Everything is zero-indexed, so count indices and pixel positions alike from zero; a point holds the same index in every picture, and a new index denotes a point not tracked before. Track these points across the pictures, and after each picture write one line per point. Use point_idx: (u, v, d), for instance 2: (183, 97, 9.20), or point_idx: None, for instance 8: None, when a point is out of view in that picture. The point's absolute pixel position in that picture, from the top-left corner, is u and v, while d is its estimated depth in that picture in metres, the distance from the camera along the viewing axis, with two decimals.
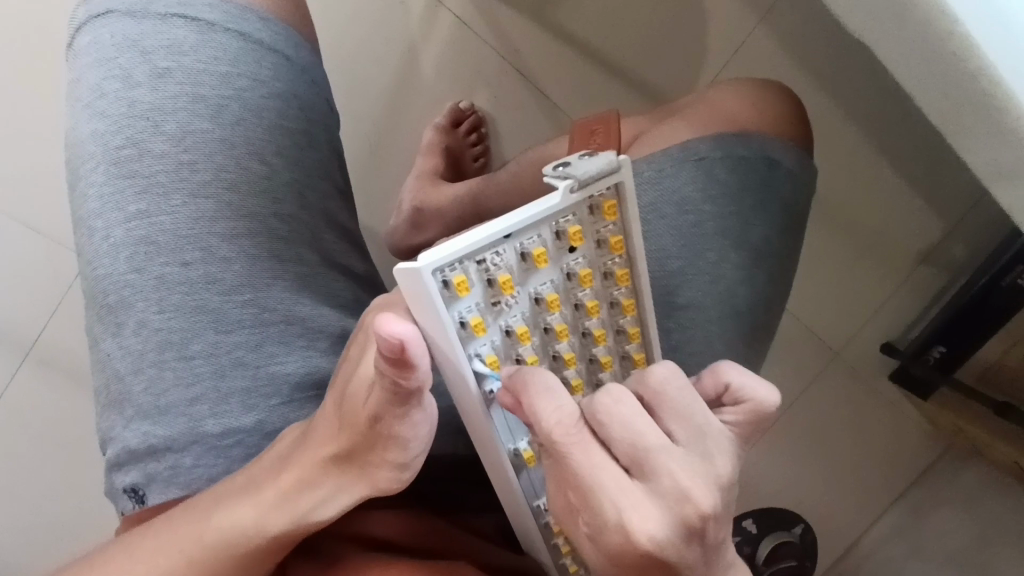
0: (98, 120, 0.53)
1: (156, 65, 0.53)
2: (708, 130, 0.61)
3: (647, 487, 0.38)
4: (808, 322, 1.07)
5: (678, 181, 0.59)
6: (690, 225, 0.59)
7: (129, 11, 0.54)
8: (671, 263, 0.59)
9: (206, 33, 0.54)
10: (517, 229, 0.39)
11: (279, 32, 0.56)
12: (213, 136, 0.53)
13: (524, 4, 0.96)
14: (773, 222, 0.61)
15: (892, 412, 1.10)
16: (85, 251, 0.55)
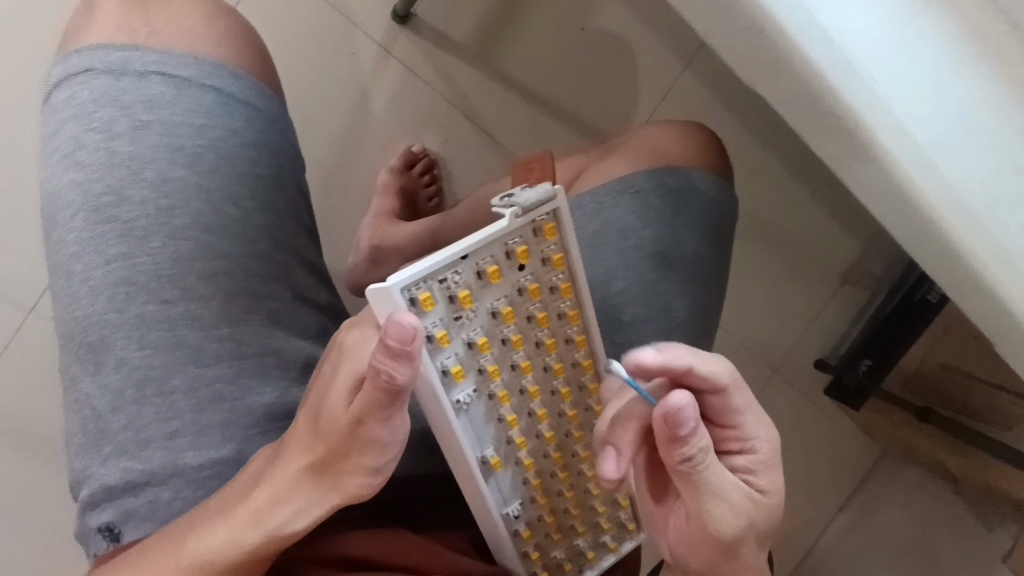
0: (77, 170, 0.56)
1: (136, 119, 0.56)
2: (640, 164, 0.68)
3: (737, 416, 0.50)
4: (745, 339, 1.16)
5: (620, 211, 0.66)
6: (633, 249, 0.66)
7: (108, 69, 0.57)
8: (617, 283, 0.65)
9: (182, 89, 0.57)
10: (472, 249, 0.44)
11: (250, 85, 0.61)
12: (192, 183, 0.56)
13: (469, 55, 1.04)
14: (705, 242, 0.68)
15: (826, 419, 1.20)
16: (60, 293, 0.56)
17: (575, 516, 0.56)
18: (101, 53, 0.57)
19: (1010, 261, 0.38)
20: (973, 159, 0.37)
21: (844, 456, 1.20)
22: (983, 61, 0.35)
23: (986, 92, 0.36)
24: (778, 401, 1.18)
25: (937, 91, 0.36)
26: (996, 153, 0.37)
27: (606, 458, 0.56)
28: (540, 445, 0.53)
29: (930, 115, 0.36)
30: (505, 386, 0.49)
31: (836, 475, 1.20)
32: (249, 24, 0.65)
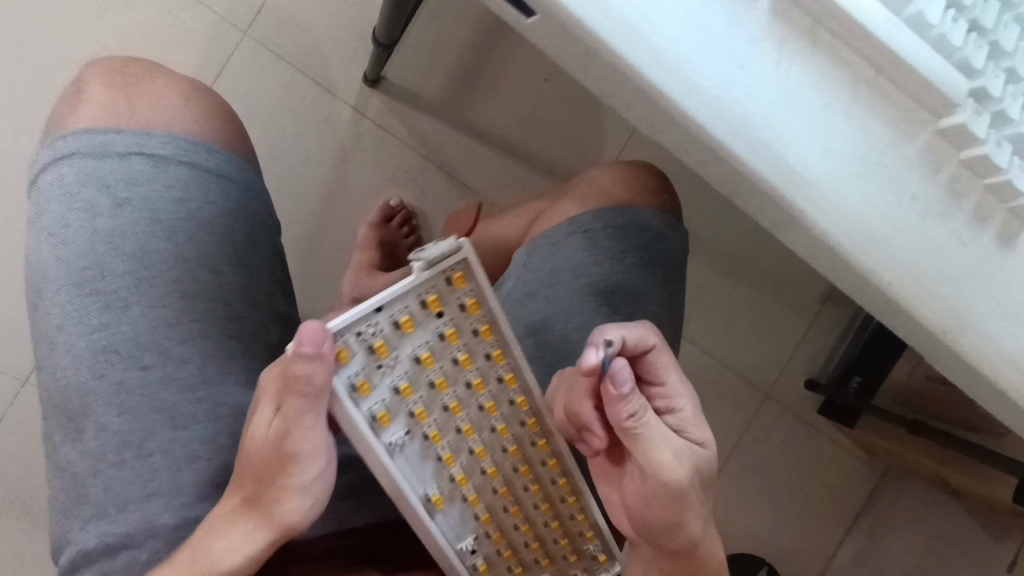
0: (61, 248, 0.59)
1: (117, 197, 0.60)
2: (589, 206, 0.72)
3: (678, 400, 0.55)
4: (725, 363, 1.19)
5: (576, 249, 0.70)
6: (590, 284, 0.69)
7: (91, 153, 0.60)
8: (577, 322, 0.68)
9: (160, 167, 0.62)
10: (386, 303, 0.48)
11: (228, 159, 0.65)
12: (170, 254, 0.60)
13: (437, 110, 1.10)
14: (660, 275, 0.72)
15: (820, 441, 1.22)
16: (47, 363, 0.59)
17: (533, 547, 0.58)
18: (84, 138, 0.61)
19: (908, 277, 0.42)
20: (854, 188, 0.40)
21: (851, 482, 1.22)
22: (853, 102, 0.40)
23: (856, 129, 0.40)
24: (768, 426, 1.21)
25: (828, 128, 0.39)
26: (872, 178, 0.41)
27: (558, 488, 0.58)
28: (485, 481, 0.55)
29: (819, 150, 0.39)
30: (437, 427, 0.52)
31: (833, 499, 1.21)
32: (219, 101, 0.70)
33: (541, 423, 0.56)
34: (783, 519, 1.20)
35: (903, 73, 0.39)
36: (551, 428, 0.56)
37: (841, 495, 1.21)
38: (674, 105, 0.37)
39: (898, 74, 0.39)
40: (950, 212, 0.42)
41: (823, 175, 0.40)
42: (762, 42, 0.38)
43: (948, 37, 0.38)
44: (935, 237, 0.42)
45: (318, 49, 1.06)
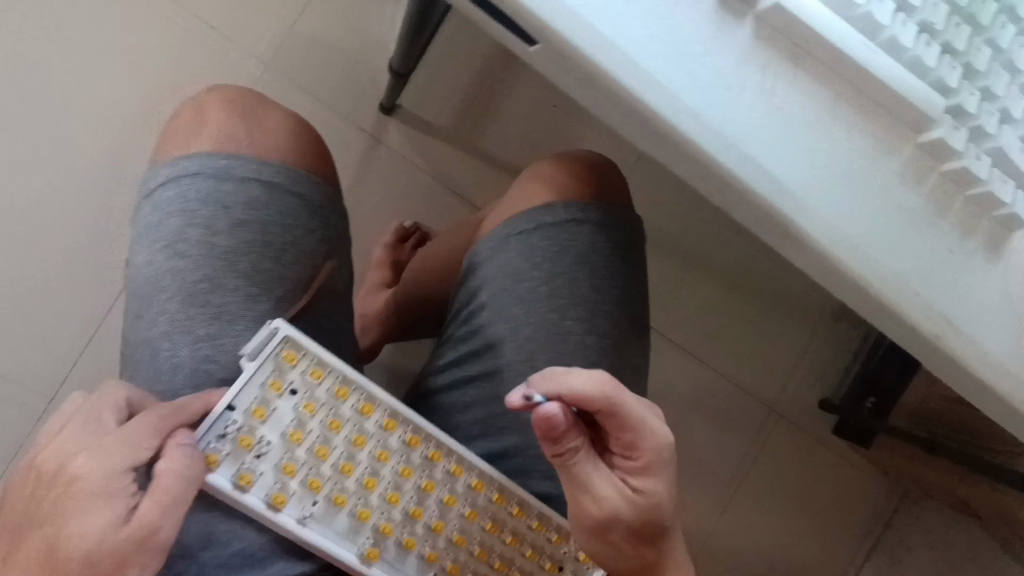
0: (176, 260, 0.59)
1: (235, 217, 0.61)
2: (577, 195, 0.71)
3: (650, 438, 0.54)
4: (738, 382, 1.20)
5: (571, 245, 0.69)
6: (588, 286, 0.68)
7: (215, 173, 0.61)
8: (571, 336, 0.67)
9: (273, 192, 0.62)
10: (234, 399, 0.54)
11: (328, 190, 0.67)
12: (273, 275, 0.61)
13: (451, 136, 1.14)
14: (609, 273, 0.69)
15: (835, 460, 1.22)
16: (140, 370, 0.59)
17: (495, 567, 0.61)
18: (208, 159, 0.62)
19: (894, 283, 0.44)
20: (837, 198, 0.43)
21: (869, 504, 1.23)
22: (835, 118, 0.42)
23: (840, 143, 0.42)
24: (782, 446, 1.21)
25: (829, 148, 0.42)
26: (856, 190, 0.43)
27: (497, 511, 0.61)
28: (414, 523, 0.59)
29: (817, 167, 0.42)
30: (336, 490, 0.57)
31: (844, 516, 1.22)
32: (318, 133, 0.70)
33: (443, 453, 0.60)
34: (792, 538, 1.21)
35: (881, 91, 0.42)
36: (457, 455, 0.61)
37: (852, 512, 1.22)
38: (672, 124, 0.39)
39: (876, 93, 0.42)
40: (932, 221, 0.44)
41: (824, 192, 0.42)
42: (747, 63, 0.40)
43: (922, 58, 0.41)
44: (918, 245, 0.44)
45: (335, 78, 1.10)
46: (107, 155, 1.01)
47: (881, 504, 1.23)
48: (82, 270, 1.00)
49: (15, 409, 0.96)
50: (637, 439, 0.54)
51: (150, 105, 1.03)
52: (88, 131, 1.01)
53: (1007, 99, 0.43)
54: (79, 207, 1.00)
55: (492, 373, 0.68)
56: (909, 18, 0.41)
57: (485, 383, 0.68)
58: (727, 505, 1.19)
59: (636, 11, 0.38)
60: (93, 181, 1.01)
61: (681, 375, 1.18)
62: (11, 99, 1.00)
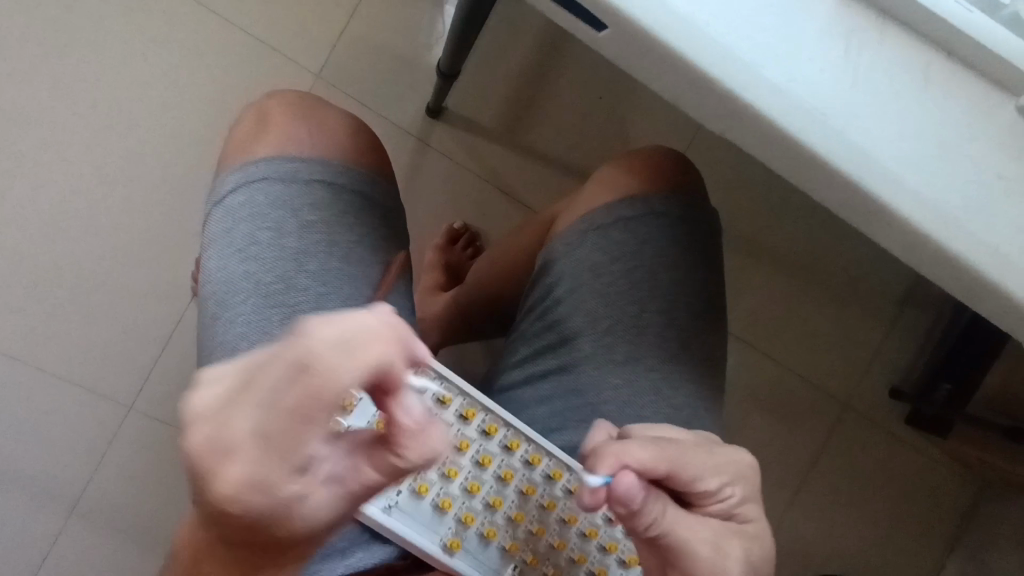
0: (248, 262, 0.60)
1: (303, 219, 0.61)
2: (642, 186, 0.69)
3: (716, 473, 0.52)
4: (802, 372, 1.15)
5: (637, 237, 0.68)
6: (659, 279, 0.67)
7: (284, 177, 0.62)
8: (648, 329, 0.66)
9: (339, 194, 0.63)
10: None
11: (386, 187, 0.67)
12: (341, 273, 0.61)
13: (496, 134, 1.14)
14: (683, 265, 0.68)
15: (911, 452, 1.16)
16: (220, 368, 0.60)
17: (577, 562, 0.58)
18: (276, 163, 0.63)
19: (1002, 262, 0.40)
20: (943, 169, 0.40)
21: (950, 496, 1.16)
22: (924, 85, 0.40)
23: (943, 116, 0.40)
24: (854, 437, 1.16)
25: (916, 122, 0.40)
26: (953, 162, 0.40)
27: (571, 507, 0.60)
28: (491, 512, 0.58)
29: (905, 143, 0.40)
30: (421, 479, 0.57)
31: (929, 507, 1.16)
32: (375, 133, 0.70)
33: (519, 442, 0.60)
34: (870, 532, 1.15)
35: (978, 56, 0.39)
36: (536, 443, 0.59)
37: (935, 503, 1.16)
38: (748, 103, 0.38)
39: (971, 57, 0.40)
40: None
41: (914, 165, 0.40)
42: (831, 34, 0.39)
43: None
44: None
45: (380, 85, 1.11)
46: (169, 173, 1.06)
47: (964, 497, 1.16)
48: (151, 282, 1.04)
49: (97, 415, 1.02)
50: (707, 483, 0.52)
51: (204, 119, 1.07)
52: (150, 151, 1.05)
53: None
54: (142, 223, 1.05)
55: (567, 368, 0.66)
56: None
57: (560, 379, 0.66)
58: (798, 495, 1.14)
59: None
60: (154, 196, 1.05)
61: (741, 368, 1.15)
62: (77, 125, 1.04)
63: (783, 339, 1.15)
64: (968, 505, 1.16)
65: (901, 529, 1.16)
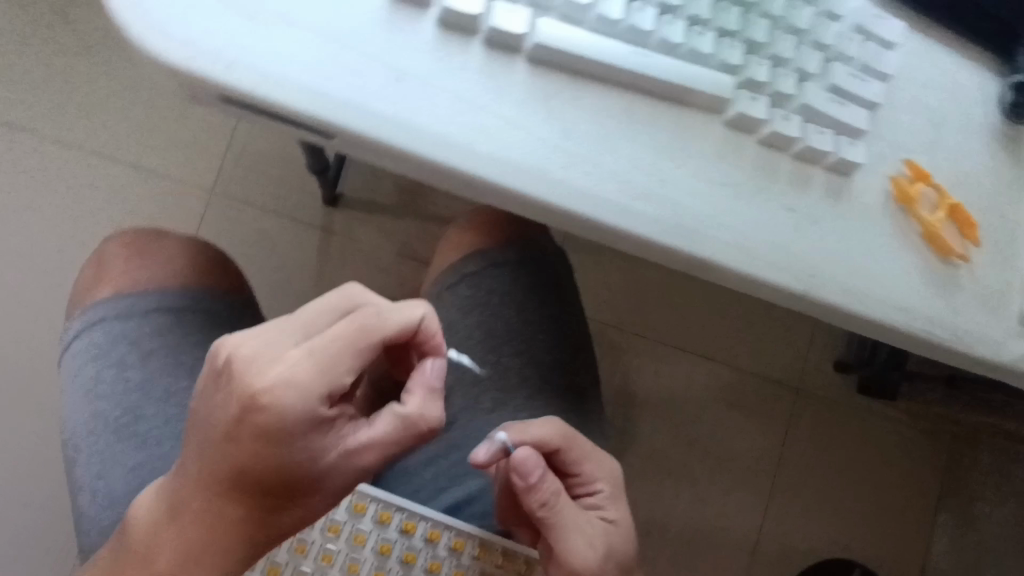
0: (98, 402, 0.63)
1: (144, 349, 0.65)
2: (482, 242, 0.74)
3: (597, 462, 0.60)
4: (739, 365, 1.04)
5: (484, 292, 0.71)
6: (511, 325, 0.71)
7: (118, 315, 0.66)
8: (510, 372, 0.70)
9: (178, 317, 0.67)
10: None
11: (229, 297, 0.70)
12: (187, 390, 0.64)
13: None
14: (531, 307, 0.72)
15: (873, 421, 1.05)
16: (89, 506, 0.61)
17: None
18: (112, 302, 0.66)
19: (743, 253, 0.46)
20: (665, 189, 0.45)
21: (924, 455, 1.05)
22: (629, 121, 0.44)
23: (652, 145, 0.45)
24: (810, 420, 1.04)
25: (627, 153, 0.44)
26: (672, 182, 0.45)
27: (479, 570, 0.59)
28: None
29: (626, 177, 0.44)
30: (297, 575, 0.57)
31: (907, 484, 1.05)
32: (216, 248, 0.74)
33: (415, 522, 0.59)
34: (853, 525, 1.03)
35: (670, 89, 0.44)
36: (406, 511, 0.59)
37: (912, 479, 1.05)
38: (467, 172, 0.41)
39: (665, 91, 0.44)
40: (767, 184, 0.47)
41: (637, 194, 0.44)
42: (530, 94, 0.42)
43: (698, 48, 0.43)
44: (756, 212, 0.47)
45: None
46: None
47: (937, 453, 1.06)
48: None
49: None
50: (589, 468, 0.59)
51: None
52: None
53: (795, 60, 0.46)
54: None
55: (443, 426, 0.69)
56: (675, 15, 0.43)
57: (441, 440, 0.69)
58: (771, 498, 1.02)
59: (394, 82, 0.40)
60: None
61: (669, 375, 1.03)
62: None
63: (709, 334, 1.04)
64: (943, 462, 1.05)
65: (885, 504, 1.04)
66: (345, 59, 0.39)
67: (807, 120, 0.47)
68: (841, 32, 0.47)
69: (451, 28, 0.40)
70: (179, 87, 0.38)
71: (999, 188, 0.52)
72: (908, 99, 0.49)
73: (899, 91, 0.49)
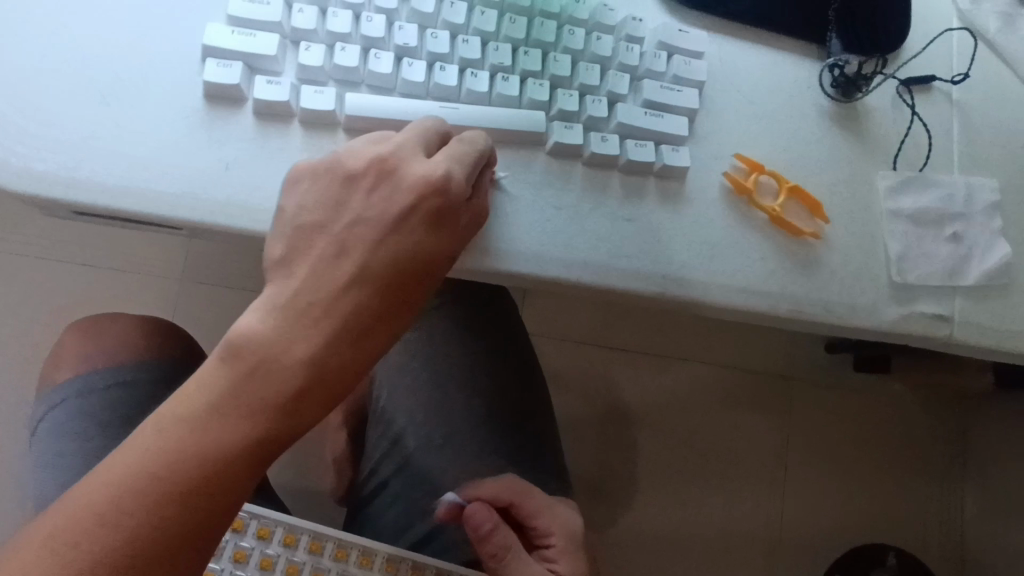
0: (57, 476, 0.65)
1: (100, 420, 0.67)
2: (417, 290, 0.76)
3: (553, 518, 0.62)
4: (723, 361, 1.00)
5: (419, 339, 0.73)
6: (447, 365, 0.72)
7: (77, 391, 0.69)
8: (455, 407, 0.71)
9: (133, 385, 0.70)
10: None
11: (182, 364, 0.74)
12: None
13: None
14: (466, 346, 0.73)
15: (870, 393, 1.01)
16: None
17: None
18: (72, 382, 0.70)
19: (589, 267, 0.48)
20: (512, 221, 0.48)
21: (928, 420, 1.00)
22: None
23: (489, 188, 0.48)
24: (806, 405, 1.00)
25: None
26: (508, 216, 0.48)
27: None
28: None
29: None
30: None
31: (907, 475, 0.99)
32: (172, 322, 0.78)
33: (296, 535, 0.57)
34: (856, 522, 0.97)
35: (488, 132, 0.47)
36: (335, 539, 0.56)
37: (905, 458, 0.99)
38: None
39: (486, 135, 0.47)
40: (602, 202, 0.49)
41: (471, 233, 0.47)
42: None
43: (505, 92, 0.47)
44: (600, 228, 0.49)
45: None
46: None
47: (946, 416, 1.00)
48: None
49: None
50: (545, 522, 0.61)
51: None
52: None
53: (604, 85, 0.49)
54: None
55: (403, 464, 0.70)
56: (479, 68, 0.47)
57: (395, 479, 0.71)
58: (768, 483, 0.98)
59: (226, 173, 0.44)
60: None
61: (646, 383, 0.99)
62: None
63: (688, 336, 1.00)
64: (952, 424, 1.00)
65: (896, 475, 0.99)
66: (175, 159, 0.44)
67: (629, 137, 0.50)
68: (645, 53, 0.51)
69: (270, 118, 0.45)
70: (36, 209, 0.44)
71: (836, 164, 0.54)
72: (729, 100, 0.54)
73: (715, 95, 0.53)
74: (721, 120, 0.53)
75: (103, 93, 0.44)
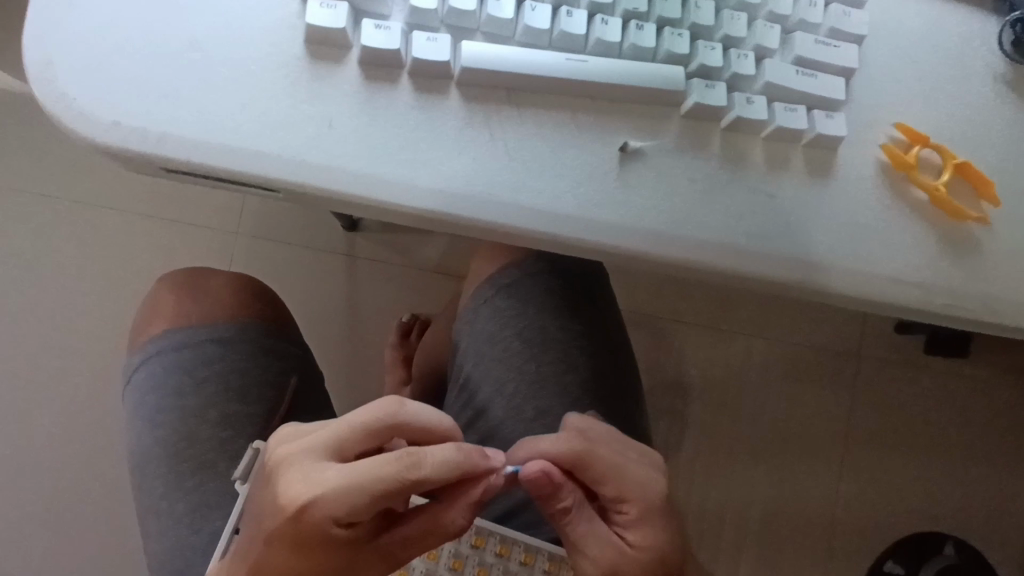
0: (158, 428, 0.62)
1: (196, 376, 0.63)
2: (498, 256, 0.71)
3: (629, 475, 0.49)
4: (805, 339, 0.93)
5: (503, 309, 0.67)
6: (534, 337, 0.66)
7: (171, 345, 0.64)
8: (548, 383, 0.65)
9: (227, 343, 0.65)
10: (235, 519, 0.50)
11: (274, 324, 0.69)
12: (240, 413, 0.63)
13: None
14: (554, 318, 0.67)
15: (957, 378, 0.93)
16: None
17: None
18: (167, 334, 0.65)
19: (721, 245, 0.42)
20: (640, 191, 0.42)
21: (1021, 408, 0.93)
22: (576, 128, 0.42)
23: (618, 154, 0.42)
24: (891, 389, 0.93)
25: (584, 159, 0.41)
26: (627, 183, 0.42)
27: None
28: None
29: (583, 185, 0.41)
30: None
31: (997, 463, 0.92)
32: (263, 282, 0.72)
33: None
34: (940, 508, 0.91)
35: (615, 90, 0.41)
36: None
37: (995, 450, 0.92)
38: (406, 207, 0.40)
39: (613, 91, 0.41)
40: (744, 170, 0.43)
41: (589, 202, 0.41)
42: (469, 127, 0.40)
43: (639, 44, 0.41)
44: (739, 203, 0.43)
45: None
46: None
47: None
48: None
49: None
50: (614, 485, 0.49)
51: None
52: None
53: (750, 37, 0.42)
54: None
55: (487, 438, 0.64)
56: (609, 14, 0.41)
57: None
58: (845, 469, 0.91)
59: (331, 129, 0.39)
60: None
61: (716, 359, 0.92)
62: None
63: (768, 312, 0.93)
64: None
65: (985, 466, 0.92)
66: (269, 117, 0.39)
67: (774, 99, 0.43)
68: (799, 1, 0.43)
69: (374, 71, 0.40)
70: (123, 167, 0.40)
71: (1004, 136, 0.46)
72: (888, 61, 0.46)
73: (874, 51, 0.46)
74: (876, 83, 0.46)
75: (194, 40, 0.39)
